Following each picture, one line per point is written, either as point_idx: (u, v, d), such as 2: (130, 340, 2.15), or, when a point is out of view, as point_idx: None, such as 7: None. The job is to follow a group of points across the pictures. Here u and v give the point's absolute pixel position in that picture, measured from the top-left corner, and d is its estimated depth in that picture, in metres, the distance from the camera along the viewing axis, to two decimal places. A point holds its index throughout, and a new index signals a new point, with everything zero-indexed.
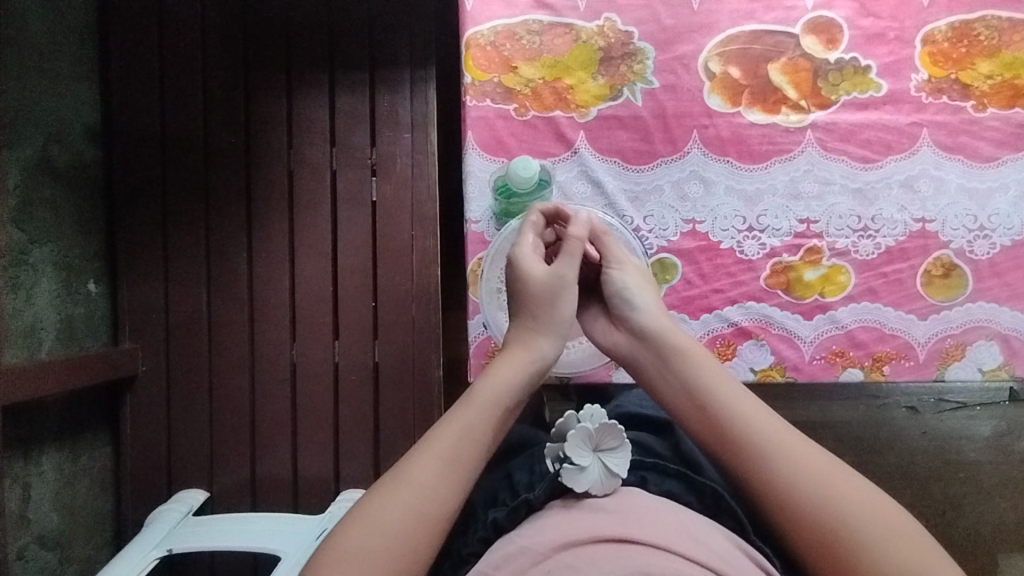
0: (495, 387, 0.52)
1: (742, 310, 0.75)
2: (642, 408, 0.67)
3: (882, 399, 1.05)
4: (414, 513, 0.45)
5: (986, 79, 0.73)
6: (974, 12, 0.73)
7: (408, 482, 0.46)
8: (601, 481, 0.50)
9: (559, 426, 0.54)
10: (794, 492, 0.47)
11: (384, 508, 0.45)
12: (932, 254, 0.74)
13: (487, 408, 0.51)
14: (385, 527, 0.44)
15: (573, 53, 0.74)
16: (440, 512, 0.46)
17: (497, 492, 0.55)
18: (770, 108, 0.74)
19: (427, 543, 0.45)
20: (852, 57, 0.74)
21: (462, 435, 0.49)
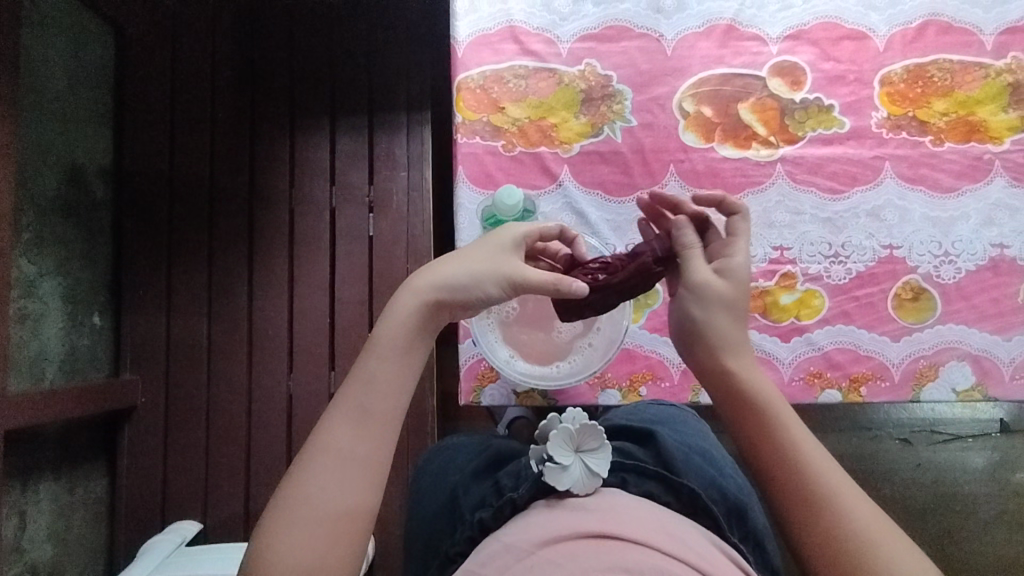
0: (385, 339, 0.51)
1: None
2: (629, 420, 0.70)
3: (876, 431, 1.16)
4: (346, 472, 0.47)
5: (941, 116, 0.79)
6: (927, 55, 0.79)
7: (344, 425, 0.48)
8: (583, 480, 0.51)
9: (542, 428, 0.57)
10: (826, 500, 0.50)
11: (334, 436, 0.48)
12: (901, 278, 0.77)
13: (393, 358, 0.51)
14: (318, 497, 0.46)
15: (557, 95, 0.80)
16: (371, 460, 0.48)
17: (484, 496, 0.56)
18: (741, 143, 0.79)
19: (365, 492, 0.47)
20: (815, 97, 0.80)
21: (379, 375, 0.50)
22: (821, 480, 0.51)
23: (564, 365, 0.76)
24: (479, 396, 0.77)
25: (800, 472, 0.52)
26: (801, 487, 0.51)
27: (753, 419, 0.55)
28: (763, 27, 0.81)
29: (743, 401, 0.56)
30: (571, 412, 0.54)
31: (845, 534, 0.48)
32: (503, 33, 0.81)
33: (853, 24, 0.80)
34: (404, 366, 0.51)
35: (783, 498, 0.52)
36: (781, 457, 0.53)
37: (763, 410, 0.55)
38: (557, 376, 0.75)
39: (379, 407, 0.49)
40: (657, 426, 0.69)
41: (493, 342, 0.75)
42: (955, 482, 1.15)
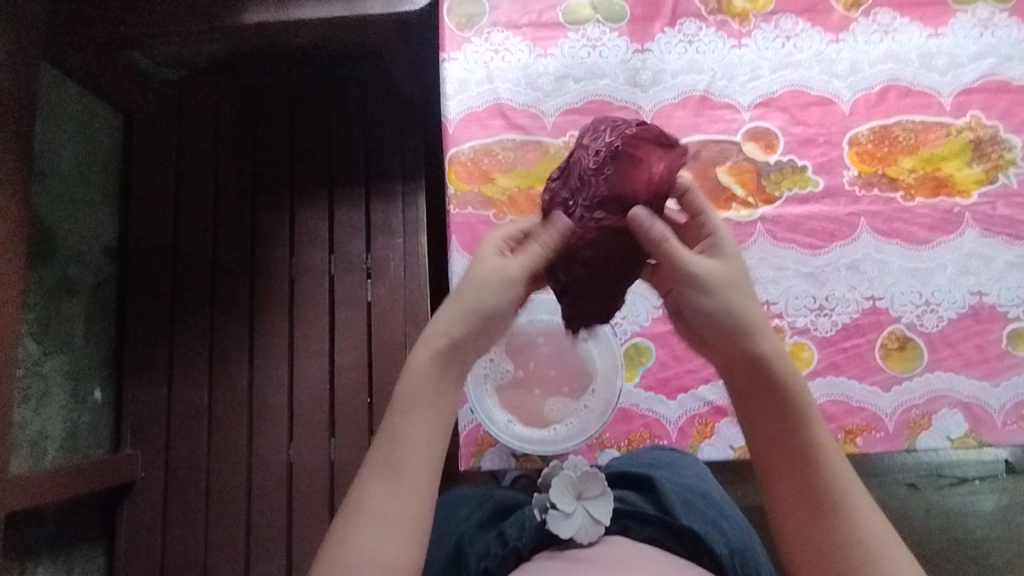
0: (413, 395, 0.54)
1: (716, 389, 0.78)
2: (628, 465, 0.72)
3: (882, 477, 1.16)
4: (385, 529, 0.50)
5: (910, 173, 0.83)
6: (891, 117, 0.84)
7: (380, 485, 0.52)
8: (586, 526, 0.56)
9: (547, 474, 0.67)
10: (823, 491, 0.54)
11: (368, 496, 0.51)
12: (885, 329, 0.80)
13: (425, 417, 0.54)
14: (361, 558, 0.49)
15: (544, 165, 0.84)
16: (411, 517, 0.51)
17: (490, 544, 0.60)
18: (722, 205, 0.83)
19: (408, 547, 0.50)
20: (789, 159, 0.84)
21: (409, 430, 0.53)
22: (855, 521, 0.52)
23: (560, 428, 0.78)
24: (479, 461, 0.77)
25: (833, 510, 0.53)
26: (833, 528, 0.52)
27: (786, 444, 0.56)
28: (734, 97, 0.86)
29: (775, 419, 0.56)
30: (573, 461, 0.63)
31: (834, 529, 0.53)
32: (491, 109, 0.86)
33: (819, 90, 0.86)
34: (434, 418, 0.54)
35: (809, 536, 0.53)
36: (813, 489, 0.54)
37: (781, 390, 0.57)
38: (550, 438, 0.78)
39: (414, 460, 0.52)
40: (655, 469, 0.71)
41: (490, 408, 0.77)
42: (967, 528, 1.14)
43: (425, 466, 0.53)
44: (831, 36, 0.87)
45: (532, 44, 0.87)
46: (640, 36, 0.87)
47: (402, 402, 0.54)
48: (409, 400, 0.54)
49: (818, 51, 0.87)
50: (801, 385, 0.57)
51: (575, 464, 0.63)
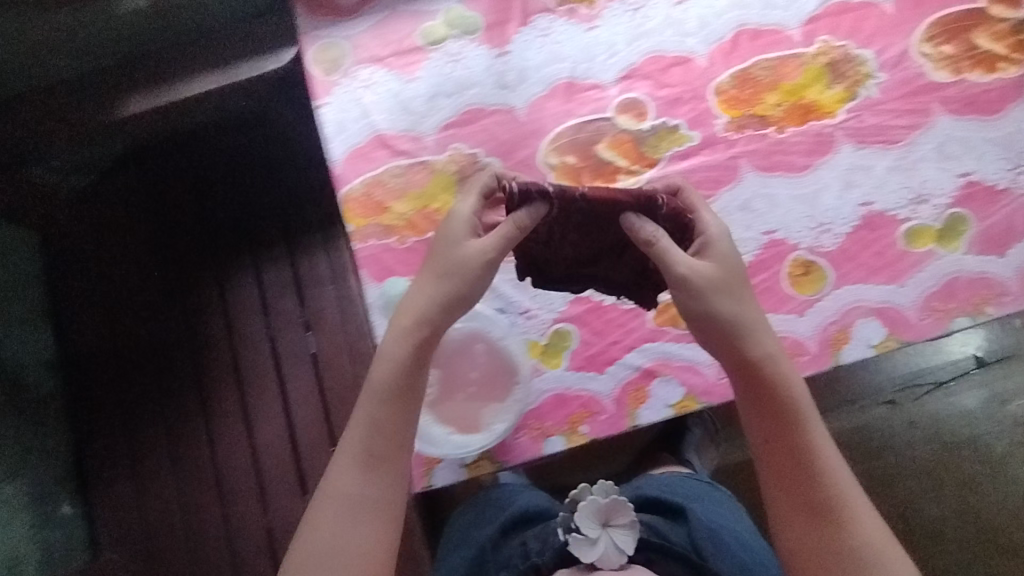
0: (378, 396, 0.69)
1: (642, 354, 0.80)
2: (664, 494, 0.95)
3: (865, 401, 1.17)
4: (359, 507, 0.68)
5: (777, 107, 0.86)
6: (747, 61, 0.88)
7: (353, 471, 0.68)
8: (609, 553, 0.78)
9: (578, 496, 0.87)
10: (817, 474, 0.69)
11: (341, 483, 0.68)
12: (788, 257, 0.82)
13: (393, 416, 0.69)
14: (338, 530, 0.67)
15: (433, 182, 0.87)
16: (379, 495, 0.68)
17: (516, 551, 0.87)
18: (608, 179, 0.86)
19: (374, 521, 0.68)
20: (661, 121, 0.87)
21: (376, 428, 0.69)
22: (842, 493, 0.68)
23: (498, 426, 0.79)
24: (432, 478, 0.78)
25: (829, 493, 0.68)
26: (825, 501, 0.68)
27: (786, 439, 0.70)
28: (598, 76, 0.89)
29: (769, 420, 0.70)
30: (603, 486, 0.86)
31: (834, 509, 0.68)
32: (372, 142, 0.89)
33: (675, 52, 0.89)
34: (398, 418, 0.70)
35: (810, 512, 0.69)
36: (815, 477, 0.69)
37: (782, 392, 0.69)
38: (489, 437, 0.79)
39: (383, 454, 0.69)
40: (688, 504, 0.93)
41: (426, 427, 0.79)
42: (949, 431, 1.16)
43: (394, 453, 0.69)
44: None
45: (398, 71, 0.91)
46: (497, 40, 0.91)
47: (378, 401, 0.69)
48: (381, 401, 0.69)
49: (667, 16, 0.90)
50: (794, 382, 0.70)
51: (603, 488, 0.86)
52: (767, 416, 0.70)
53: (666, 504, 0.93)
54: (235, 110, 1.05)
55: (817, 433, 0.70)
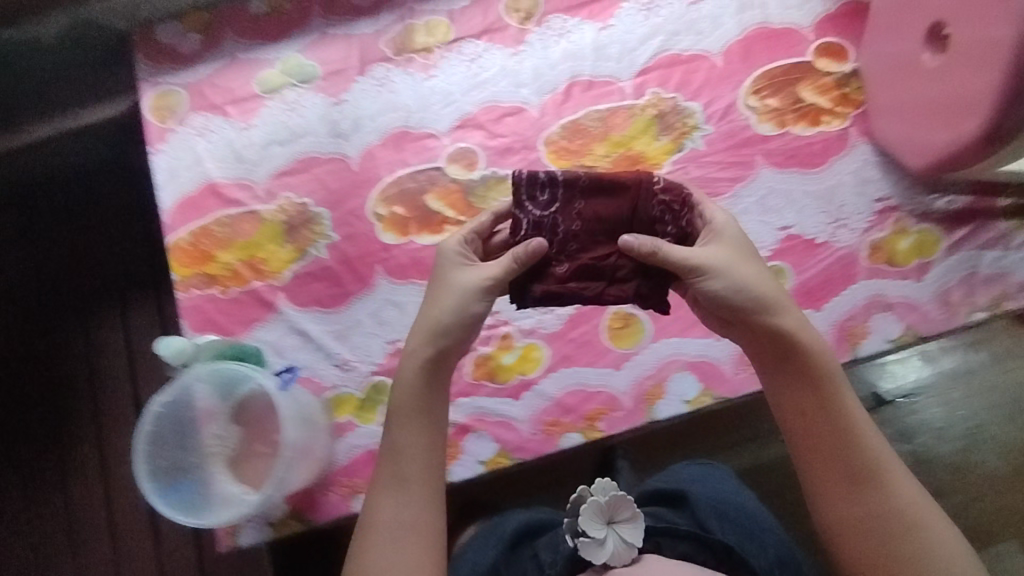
0: (410, 406, 0.61)
1: (457, 409, 0.80)
2: (664, 484, 0.83)
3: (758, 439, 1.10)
4: (404, 531, 0.59)
5: (605, 159, 0.87)
6: (578, 112, 0.89)
7: (392, 489, 0.60)
8: (620, 551, 0.66)
9: (576, 500, 0.72)
10: (881, 465, 0.61)
11: (388, 499, 0.60)
12: (608, 310, 0.82)
13: (422, 425, 0.61)
14: (387, 553, 0.58)
15: (260, 232, 0.87)
16: (424, 516, 0.60)
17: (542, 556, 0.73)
18: (435, 230, 0.86)
19: (425, 548, 0.59)
20: (491, 171, 0.87)
21: (415, 434, 0.61)
22: (886, 497, 0.60)
23: (286, 476, 0.74)
24: (235, 536, 0.78)
25: (875, 486, 0.60)
26: (881, 493, 0.60)
27: (824, 427, 0.62)
28: (432, 125, 0.89)
29: (811, 401, 0.62)
30: (600, 485, 0.71)
31: (888, 502, 0.60)
32: (203, 190, 0.88)
33: (508, 102, 0.90)
34: (436, 431, 0.62)
35: (847, 505, 0.61)
36: (860, 466, 0.61)
37: (819, 370, 0.62)
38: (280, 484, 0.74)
39: (415, 471, 0.60)
40: (690, 487, 0.81)
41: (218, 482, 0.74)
42: None
43: (427, 467, 0.61)
44: (512, 48, 0.91)
45: (233, 119, 0.90)
46: (333, 89, 0.91)
47: (397, 413, 0.62)
48: (404, 408, 0.62)
49: (502, 66, 0.91)
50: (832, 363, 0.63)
51: (603, 487, 0.71)
52: (818, 399, 0.62)
53: (667, 492, 0.82)
54: (95, 142, 1.07)
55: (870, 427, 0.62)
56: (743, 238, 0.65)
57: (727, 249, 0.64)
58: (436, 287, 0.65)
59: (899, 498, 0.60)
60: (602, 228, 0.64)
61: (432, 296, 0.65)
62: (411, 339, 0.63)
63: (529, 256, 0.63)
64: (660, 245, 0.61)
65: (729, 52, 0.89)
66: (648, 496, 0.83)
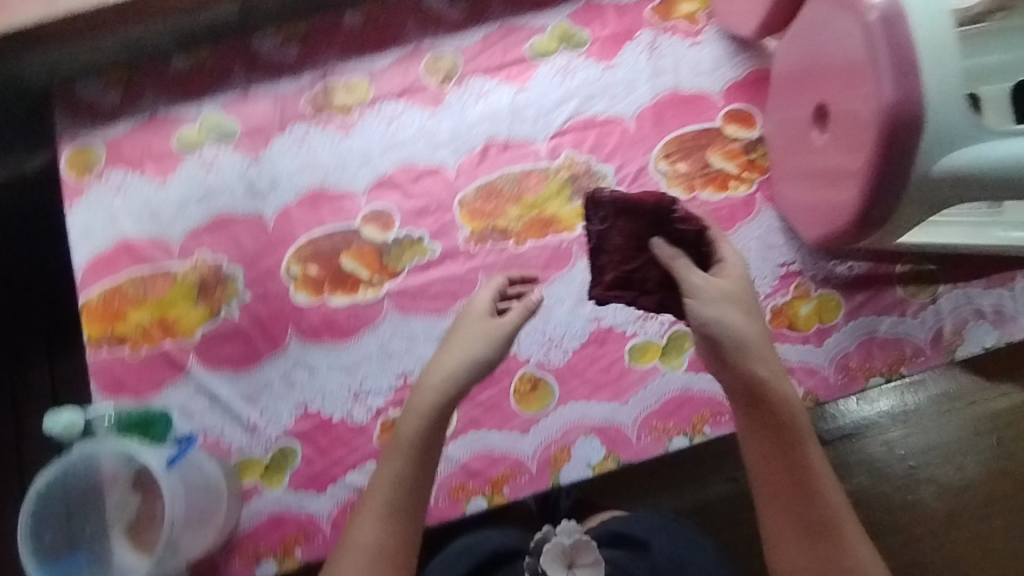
0: (415, 412, 0.63)
1: (363, 473, 0.80)
2: (628, 527, 0.76)
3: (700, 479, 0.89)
4: (384, 541, 0.58)
5: (517, 221, 0.88)
6: (493, 174, 0.90)
7: (377, 493, 0.60)
8: None
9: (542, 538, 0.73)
10: (831, 513, 0.58)
11: (370, 504, 0.60)
12: (516, 373, 0.83)
13: (415, 442, 0.61)
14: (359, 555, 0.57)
15: (172, 291, 0.86)
16: (399, 533, 0.59)
17: None
18: (349, 290, 0.86)
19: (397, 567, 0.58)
20: (405, 232, 0.88)
21: (410, 453, 0.61)
22: (840, 559, 0.57)
23: (185, 542, 0.72)
24: None
25: (826, 532, 0.58)
26: (827, 539, 0.58)
27: (782, 467, 0.59)
28: (349, 185, 0.90)
29: (777, 450, 0.59)
30: (565, 526, 0.73)
31: (837, 550, 0.57)
32: (117, 248, 0.88)
33: (425, 162, 0.91)
34: (426, 456, 0.61)
35: (801, 545, 0.58)
36: (812, 509, 0.58)
37: (785, 411, 0.60)
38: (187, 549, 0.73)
39: (406, 487, 0.60)
40: (652, 539, 0.74)
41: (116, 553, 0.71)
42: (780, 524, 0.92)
43: (419, 489, 0.61)
44: (430, 109, 0.93)
45: (150, 176, 0.90)
46: (252, 146, 0.91)
47: (401, 422, 0.63)
48: (408, 422, 0.63)
49: (421, 126, 0.92)
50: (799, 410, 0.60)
51: (568, 526, 0.73)
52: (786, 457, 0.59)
53: (629, 536, 0.75)
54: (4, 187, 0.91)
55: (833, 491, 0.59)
56: (745, 275, 0.64)
57: (733, 283, 0.63)
58: (469, 323, 0.68)
59: (842, 546, 0.58)
60: (629, 246, 0.67)
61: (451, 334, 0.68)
62: (441, 357, 0.66)
63: (529, 308, 0.68)
64: (674, 257, 0.64)
65: (642, 116, 0.92)
66: (607, 540, 0.75)
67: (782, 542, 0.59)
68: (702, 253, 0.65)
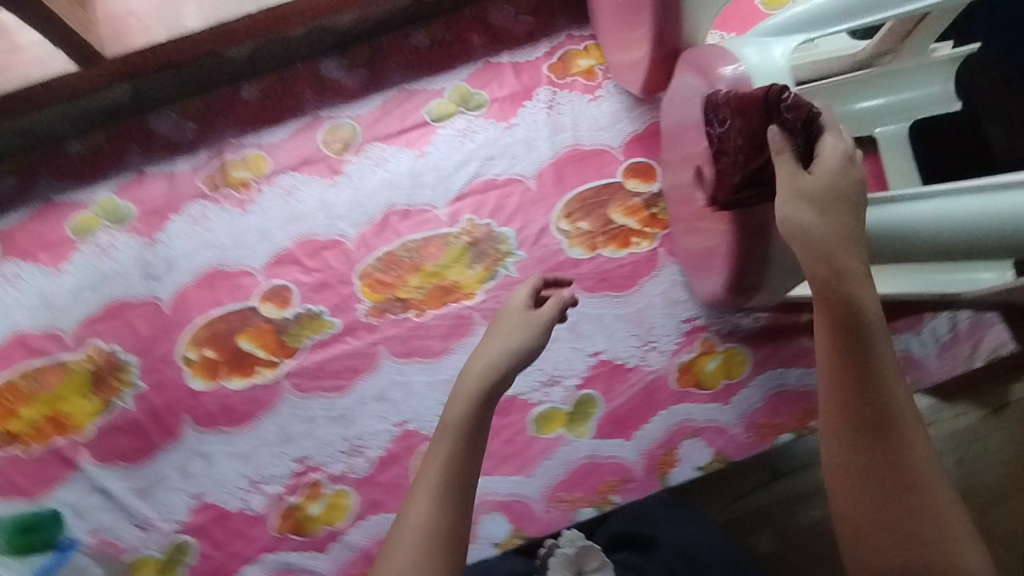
0: (466, 386, 0.57)
1: (260, 566, 0.76)
2: (631, 526, 0.73)
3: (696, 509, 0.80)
4: (434, 528, 0.50)
5: (418, 290, 0.86)
6: (393, 243, 0.89)
7: (430, 469, 0.53)
8: None
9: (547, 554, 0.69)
10: (910, 442, 0.46)
11: (422, 480, 0.52)
12: (418, 450, 0.80)
13: (472, 413, 0.55)
14: (416, 537, 0.50)
15: (65, 383, 0.84)
16: (454, 522, 0.51)
17: None
18: (246, 372, 0.84)
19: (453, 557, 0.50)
20: (305, 308, 0.86)
21: (471, 422, 0.55)
22: (918, 499, 0.45)
23: None
24: None
25: (900, 465, 0.45)
26: (902, 471, 0.45)
27: (860, 377, 0.47)
28: (247, 262, 0.88)
29: (850, 361, 0.47)
30: (568, 535, 0.70)
31: (914, 485, 0.45)
32: (8, 342, 0.85)
33: (325, 235, 0.89)
34: (476, 428, 0.55)
35: (873, 473, 0.46)
36: (891, 432, 0.46)
37: (865, 315, 0.47)
38: None
39: (454, 468, 0.52)
40: (660, 529, 0.71)
41: None
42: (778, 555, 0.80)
43: (466, 471, 0.53)
44: (329, 180, 0.91)
45: (44, 265, 0.88)
46: (148, 228, 0.90)
47: (454, 397, 0.57)
48: (459, 395, 0.57)
49: (319, 198, 0.90)
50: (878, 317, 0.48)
51: (569, 537, 0.70)
52: (862, 377, 0.47)
53: (631, 535, 0.72)
54: None
55: (922, 449, 0.46)
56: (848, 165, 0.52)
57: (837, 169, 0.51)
58: (509, 318, 0.64)
59: (917, 484, 0.45)
60: (750, 145, 0.58)
61: (499, 321, 0.64)
62: (483, 346, 0.61)
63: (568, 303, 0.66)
64: (783, 151, 0.54)
65: (542, 175, 0.91)
66: (608, 544, 0.73)
67: (843, 468, 0.47)
68: (809, 147, 0.54)
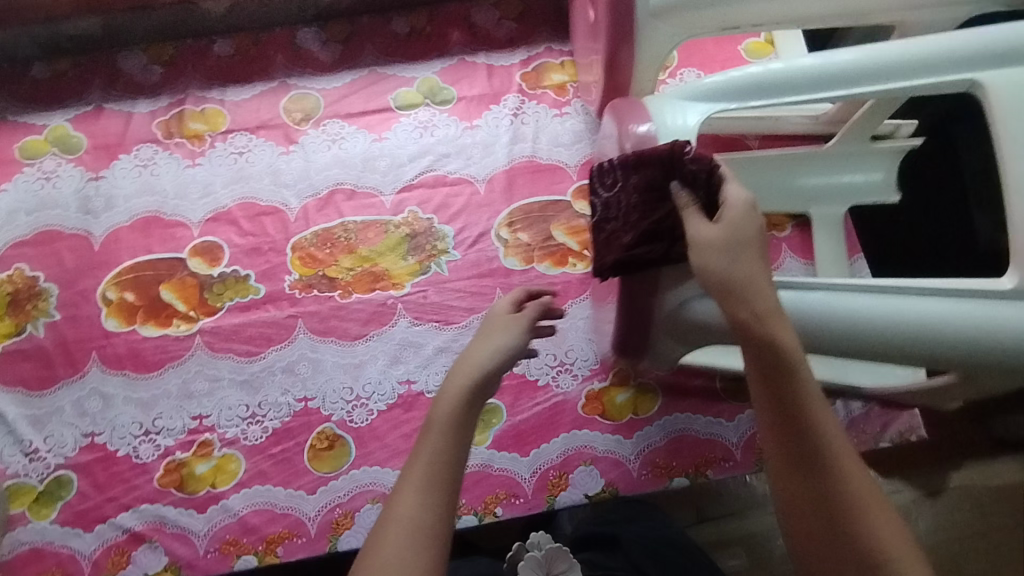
0: (460, 376, 0.54)
1: (136, 515, 0.76)
2: (593, 530, 0.70)
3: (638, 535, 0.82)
4: (416, 527, 0.46)
5: (347, 272, 0.86)
6: (333, 221, 0.89)
7: (420, 460, 0.49)
8: None
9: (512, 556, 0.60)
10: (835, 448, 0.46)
11: (416, 466, 0.49)
12: (314, 429, 0.80)
13: (456, 406, 0.52)
14: (397, 534, 0.45)
15: None
16: (426, 520, 0.46)
17: None
18: (161, 322, 0.84)
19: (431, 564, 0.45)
20: (232, 270, 0.86)
21: (457, 419, 0.51)
22: (838, 503, 0.45)
23: None
24: None
25: (822, 471, 0.45)
26: (824, 477, 0.45)
27: (775, 397, 0.47)
28: (185, 214, 0.88)
29: (761, 379, 0.47)
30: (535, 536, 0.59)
31: (838, 489, 0.45)
32: None
33: (268, 200, 0.89)
34: (463, 426, 0.51)
35: (799, 481, 0.46)
36: (814, 443, 0.46)
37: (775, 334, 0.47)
38: None
39: (436, 463, 0.49)
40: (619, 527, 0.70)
41: None
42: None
43: (454, 467, 0.49)
44: (283, 147, 0.92)
45: None
46: (95, 164, 0.90)
47: (442, 393, 0.53)
48: (450, 391, 0.53)
49: (269, 164, 0.91)
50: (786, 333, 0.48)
51: (538, 538, 0.60)
52: (775, 395, 0.47)
53: (594, 536, 0.69)
54: None
55: (846, 459, 0.46)
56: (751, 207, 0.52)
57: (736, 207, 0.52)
58: (490, 322, 0.61)
59: (846, 488, 0.45)
60: (647, 201, 0.61)
61: (488, 324, 0.61)
62: (477, 343, 0.58)
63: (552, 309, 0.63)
64: (687, 205, 0.55)
65: (493, 180, 0.91)
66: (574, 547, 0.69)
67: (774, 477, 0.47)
68: (711, 199, 0.55)
